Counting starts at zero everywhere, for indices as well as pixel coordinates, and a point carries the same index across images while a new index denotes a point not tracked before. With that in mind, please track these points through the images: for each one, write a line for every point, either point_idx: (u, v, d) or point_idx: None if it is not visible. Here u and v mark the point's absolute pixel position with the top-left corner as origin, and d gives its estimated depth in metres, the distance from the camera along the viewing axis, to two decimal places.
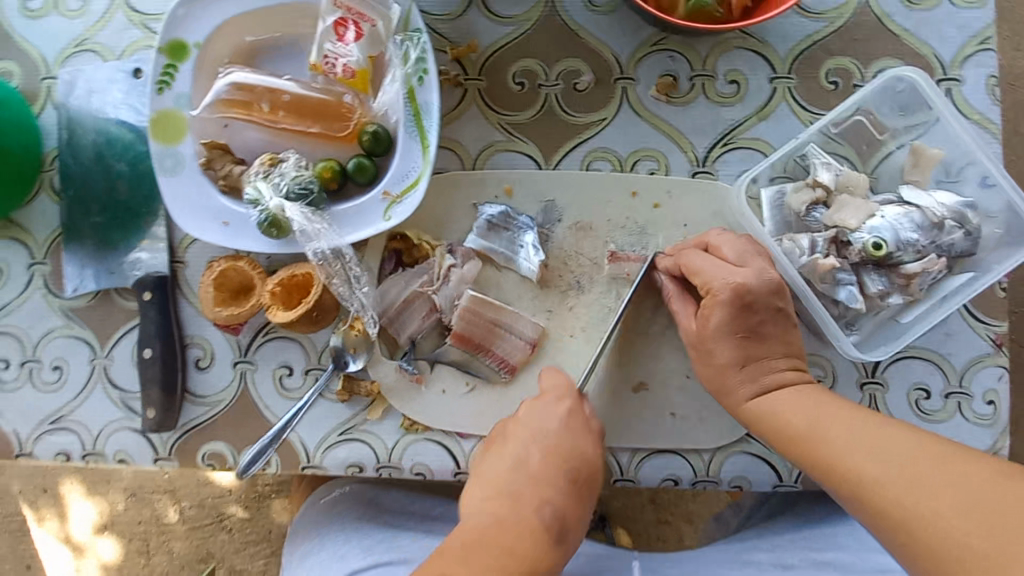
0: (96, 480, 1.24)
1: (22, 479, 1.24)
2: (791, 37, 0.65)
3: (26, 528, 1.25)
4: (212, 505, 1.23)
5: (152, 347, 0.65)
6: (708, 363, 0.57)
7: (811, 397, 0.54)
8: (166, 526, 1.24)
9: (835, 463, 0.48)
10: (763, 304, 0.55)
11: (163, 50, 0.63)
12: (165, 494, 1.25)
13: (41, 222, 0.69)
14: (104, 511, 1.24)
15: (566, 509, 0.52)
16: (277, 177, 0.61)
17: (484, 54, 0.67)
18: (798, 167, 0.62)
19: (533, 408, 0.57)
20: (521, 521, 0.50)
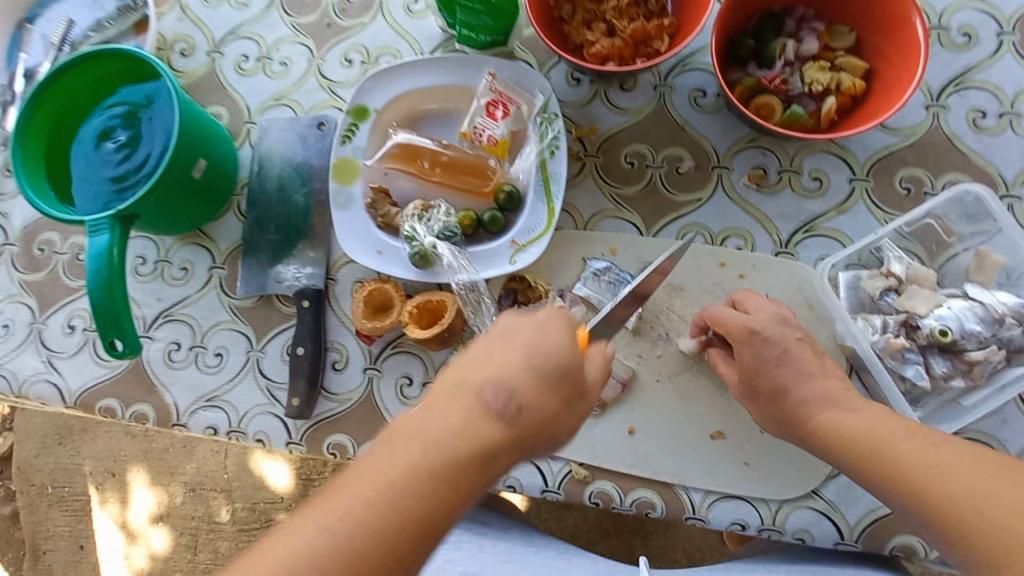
0: (161, 472, 1.36)
1: (93, 460, 1.37)
2: (870, 146, 0.77)
3: (89, 508, 1.36)
4: (263, 510, 1.31)
5: (304, 346, 0.77)
6: (782, 419, 0.64)
7: (876, 413, 0.59)
8: (215, 524, 1.34)
9: (900, 477, 0.53)
10: (783, 335, 0.64)
11: (350, 112, 0.79)
12: (220, 494, 1.34)
13: (225, 235, 0.85)
14: (162, 502, 1.35)
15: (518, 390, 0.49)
16: (429, 220, 0.75)
17: (602, 136, 0.81)
18: (872, 257, 0.72)
19: (516, 319, 0.54)
20: (462, 440, 0.46)
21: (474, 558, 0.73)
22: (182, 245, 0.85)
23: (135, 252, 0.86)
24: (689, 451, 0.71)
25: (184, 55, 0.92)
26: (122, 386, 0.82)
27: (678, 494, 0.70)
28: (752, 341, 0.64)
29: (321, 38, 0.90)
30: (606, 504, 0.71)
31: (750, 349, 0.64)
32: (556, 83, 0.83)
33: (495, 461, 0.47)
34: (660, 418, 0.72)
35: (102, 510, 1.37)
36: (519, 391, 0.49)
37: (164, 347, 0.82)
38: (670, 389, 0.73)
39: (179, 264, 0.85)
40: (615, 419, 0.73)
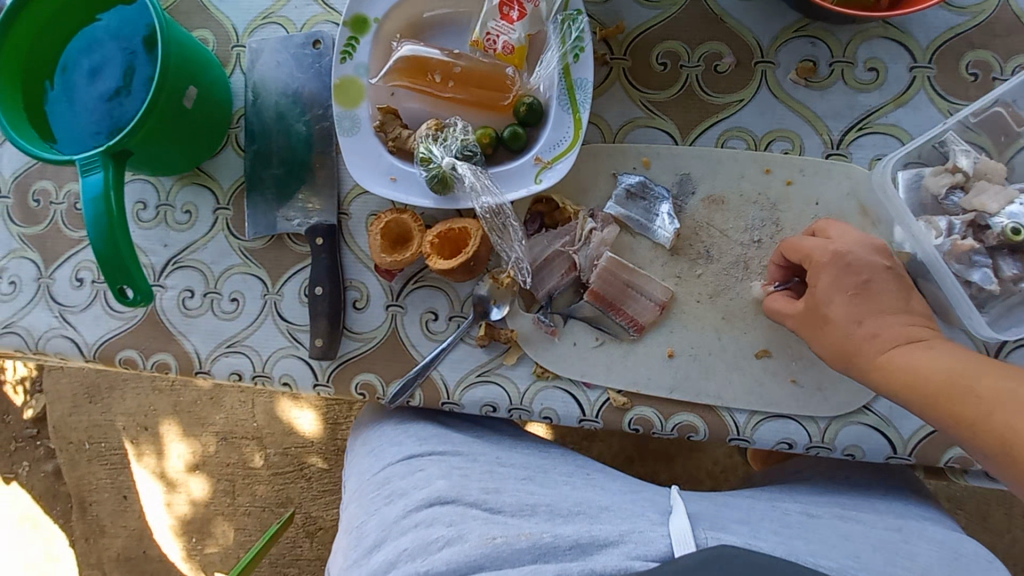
0: (191, 423, 1.38)
1: (126, 416, 1.39)
2: (933, 29, 0.68)
3: (128, 461, 1.39)
4: (295, 454, 1.34)
5: (323, 286, 0.73)
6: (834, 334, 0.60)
7: (962, 355, 0.55)
8: (251, 470, 1.36)
9: (979, 426, 0.51)
10: (868, 266, 0.60)
11: (348, 23, 0.71)
12: (252, 441, 1.36)
13: (226, 173, 0.79)
14: (196, 452, 1.38)
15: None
16: (445, 139, 0.68)
17: (630, 35, 0.72)
18: (934, 153, 0.65)
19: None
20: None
21: (494, 472, 0.70)
22: (182, 186, 0.80)
23: (134, 197, 0.81)
24: (733, 370, 0.68)
25: None
26: (139, 337, 0.79)
27: (721, 416, 0.68)
28: (834, 266, 0.60)
29: None
30: (646, 429, 0.69)
31: (830, 271, 0.60)
32: None
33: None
34: (702, 339, 0.68)
35: (139, 463, 1.39)
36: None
37: (177, 294, 0.78)
38: (712, 309, 0.68)
39: (182, 208, 0.80)
40: (655, 343, 0.69)
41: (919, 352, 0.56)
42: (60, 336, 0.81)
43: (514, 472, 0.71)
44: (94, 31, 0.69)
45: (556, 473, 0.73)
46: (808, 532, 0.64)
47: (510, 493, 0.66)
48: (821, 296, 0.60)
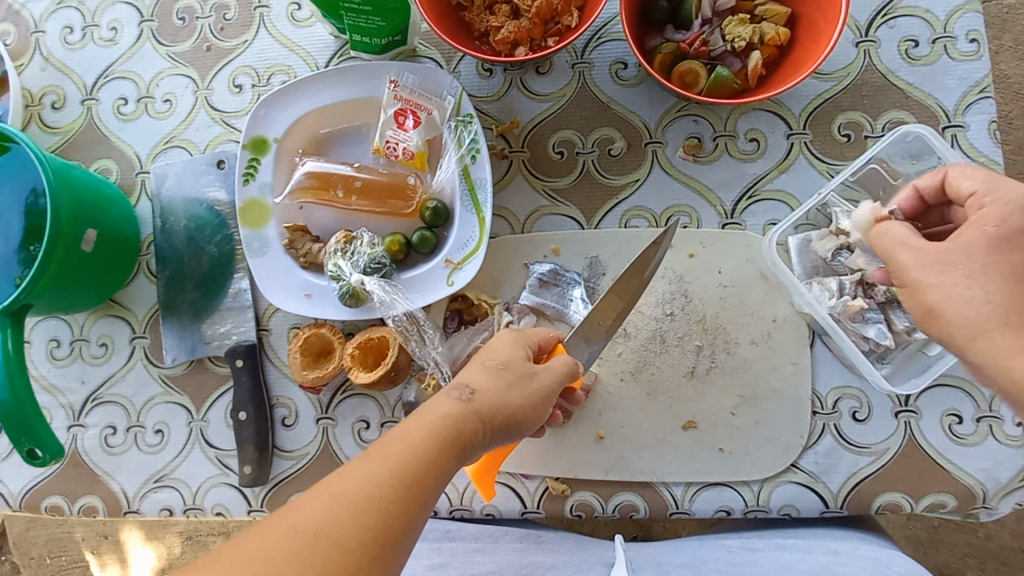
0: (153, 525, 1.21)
1: (84, 527, 1.23)
2: (804, 97, 0.72)
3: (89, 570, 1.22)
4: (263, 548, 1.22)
5: (246, 410, 0.72)
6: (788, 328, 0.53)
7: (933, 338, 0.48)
8: None
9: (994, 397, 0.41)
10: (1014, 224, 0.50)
11: (247, 146, 0.72)
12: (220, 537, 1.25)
13: (140, 301, 0.78)
14: (161, 556, 1.19)
15: (479, 383, 0.51)
16: (353, 253, 0.69)
17: (525, 128, 0.75)
18: (820, 215, 0.68)
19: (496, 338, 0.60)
20: (430, 417, 0.47)
21: (439, 548, 0.67)
22: (96, 319, 0.78)
23: (47, 336, 0.79)
24: (662, 446, 0.69)
25: (55, 108, 0.84)
26: (64, 482, 0.76)
27: (659, 492, 0.68)
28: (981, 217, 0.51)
29: (203, 66, 0.81)
30: (588, 514, 0.68)
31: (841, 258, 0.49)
32: (466, 78, 0.76)
33: (473, 432, 0.48)
34: (631, 418, 0.69)
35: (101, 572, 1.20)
36: (474, 383, 0.51)
37: (99, 432, 0.76)
38: (635, 384, 0.70)
39: (97, 341, 0.78)
40: (586, 428, 0.70)
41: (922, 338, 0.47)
42: None
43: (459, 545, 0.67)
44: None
45: (507, 540, 0.68)
46: (749, 567, 0.61)
47: (455, 566, 0.64)
48: None
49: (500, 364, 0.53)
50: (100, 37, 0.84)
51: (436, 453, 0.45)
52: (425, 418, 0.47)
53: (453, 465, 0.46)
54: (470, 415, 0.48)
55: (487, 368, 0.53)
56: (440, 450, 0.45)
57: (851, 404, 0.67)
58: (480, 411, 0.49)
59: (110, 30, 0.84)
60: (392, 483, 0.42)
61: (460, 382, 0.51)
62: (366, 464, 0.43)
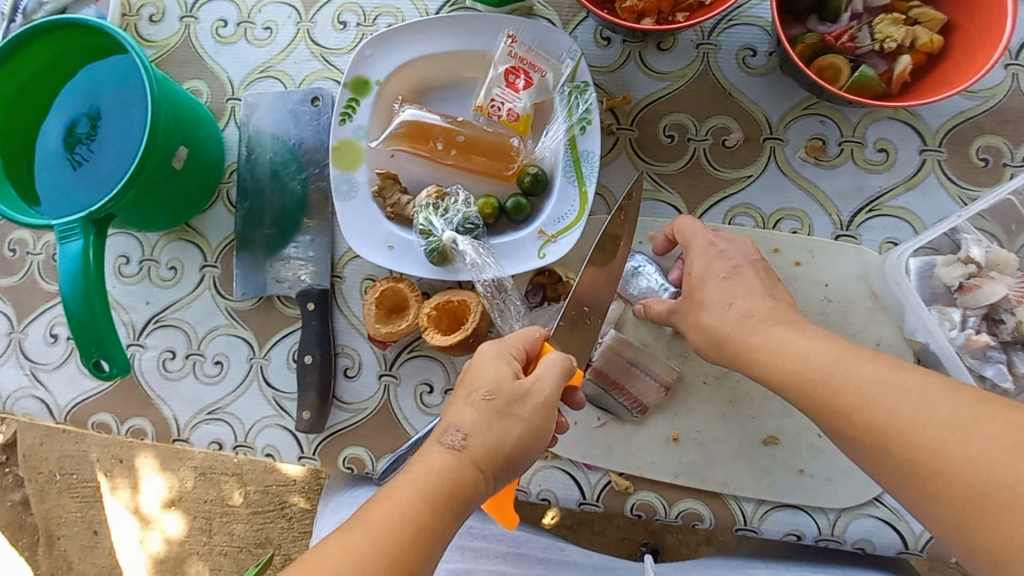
0: (169, 457, 1.25)
1: (100, 448, 1.25)
2: (944, 113, 0.67)
3: (99, 495, 1.25)
4: (276, 493, 1.22)
5: (312, 354, 0.70)
6: None
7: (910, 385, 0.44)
8: (229, 508, 1.24)
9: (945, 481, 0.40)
10: None
11: (349, 85, 0.69)
12: (232, 477, 1.24)
13: (215, 229, 0.76)
14: (172, 487, 1.23)
15: (468, 424, 0.49)
16: (446, 210, 0.66)
17: (637, 106, 0.71)
18: (945, 241, 0.63)
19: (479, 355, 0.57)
20: (418, 474, 0.47)
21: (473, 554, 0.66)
22: (169, 241, 0.77)
23: (117, 251, 0.77)
24: (738, 458, 0.65)
25: (152, 21, 0.82)
26: (116, 399, 0.75)
27: (727, 504, 0.65)
28: None
29: None
30: (649, 515, 0.65)
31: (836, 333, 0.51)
32: (584, 44, 0.72)
33: (466, 481, 0.47)
34: (708, 423, 0.66)
35: (113, 495, 1.25)
36: (461, 424, 0.49)
37: (158, 355, 0.75)
38: (717, 388, 0.66)
39: (167, 263, 0.76)
40: (658, 426, 0.67)
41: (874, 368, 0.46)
42: (30, 396, 0.76)
43: (484, 547, 0.73)
44: (77, 88, 0.66)
45: (530, 548, 0.74)
46: None
47: None
48: None
49: (487, 395, 0.50)
50: None
51: (426, 514, 0.45)
52: (405, 483, 0.47)
53: (443, 520, 0.45)
54: (460, 465, 0.48)
55: (472, 402, 0.50)
56: (431, 509, 0.45)
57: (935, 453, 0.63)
58: (470, 457, 0.48)
59: None
60: (381, 554, 0.43)
61: (445, 424, 0.50)
62: (344, 542, 0.43)
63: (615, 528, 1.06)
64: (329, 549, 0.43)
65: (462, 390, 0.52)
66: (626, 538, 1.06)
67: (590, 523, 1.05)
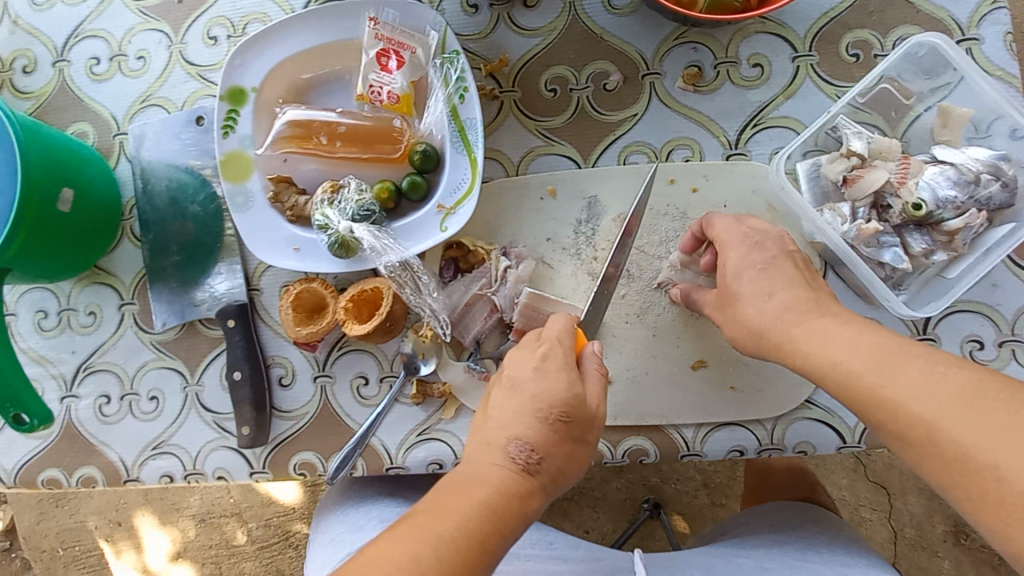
0: (167, 509, 1.22)
1: (97, 515, 1.22)
2: (808, 17, 0.68)
3: (105, 561, 1.22)
4: (278, 524, 1.19)
5: (241, 370, 0.70)
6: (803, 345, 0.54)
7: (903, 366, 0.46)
8: (235, 548, 1.21)
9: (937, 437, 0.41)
10: None
11: (225, 97, 0.68)
12: (232, 517, 1.21)
13: (125, 266, 0.76)
14: (177, 539, 1.21)
15: (539, 444, 0.48)
16: (341, 202, 0.66)
17: (516, 66, 0.71)
18: (829, 139, 0.65)
19: (520, 352, 0.55)
20: (485, 488, 0.46)
21: None
22: (83, 288, 0.76)
23: (34, 307, 0.76)
24: (672, 387, 0.67)
25: (26, 72, 0.81)
26: (60, 454, 0.74)
27: (669, 435, 0.66)
28: None
29: (176, 18, 0.77)
30: (597, 460, 0.66)
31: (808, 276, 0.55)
32: (451, 15, 0.72)
33: (532, 505, 0.47)
34: (637, 360, 0.67)
35: (119, 560, 1.22)
36: (535, 443, 0.48)
37: (93, 402, 0.74)
38: (638, 322, 0.67)
39: (85, 309, 0.76)
40: None
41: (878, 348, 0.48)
42: None
43: None
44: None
45: None
46: None
47: None
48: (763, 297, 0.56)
49: (562, 416, 0.50)
50: None
51: (492, 533, 0.43)
52: (469, 490, 0.45)
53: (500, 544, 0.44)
54: (524, 482, 0.47)
55: (544, 420, 0.50)
56: (490, 521, 0.44)
57: None
58: (539, 480, 0.48)
59: None
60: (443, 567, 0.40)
61: (512, 434, 0.49)
62: (408, 541, 0.41)
63: (614, 490, 1.07)
64: (382, 547, 0.42)
65: (520, 400, 0.51)
66: (628, 499, 1.06)
67: (589, 491, 1.07)
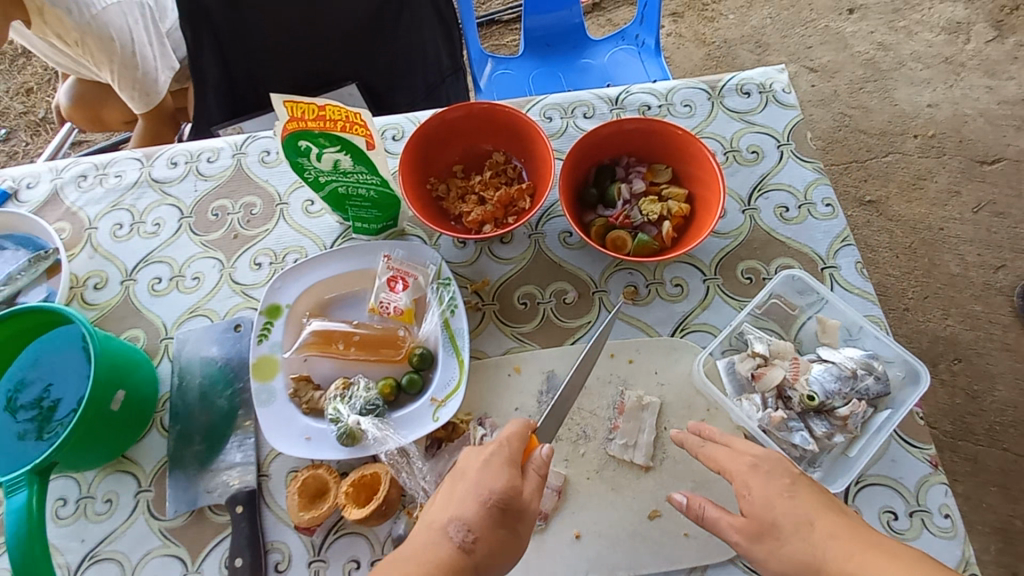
0: None
1: None
2: (710, 251, 0.92)
3: None
4: None
5: (242, 556, 0.75)
6: (749, 499, 0.65)
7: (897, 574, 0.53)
8: None
9: None
10: None
11: (264, 312, 0.86)
12: None
13: (148, 455, 0.85)
14: None
15: (474, 526, 0.60)
16: (351, 397, 0.79)
17: (495, 285, 0.92)
18: (739, 341, 0.83)
19: (474, 451, 0.66)
20: (424, 565, 0.57)
21: None
22: (105, 476, 0.84)
23: (55, 495, 0.83)
24: (637, 561, 0.74)
25: (97, 287, 0.99)
26: None
27: None
28: None
29: (229, 249, 0.99)
30: None
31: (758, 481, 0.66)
32: (445, 249, 0.95)
33: None
34: (603, 536, 0.75)
35: None
36: (472, 525, 0.59)
37: None
38: (602, 497, 0.78)
39: (103, 497, 0.83)
40: (560, 544, 0.75)
41: (869, 548, 0.57)
42: None
43: None
44: (15, 373, 0.80)
45: None
46: None
47: None
48: None
49: (499, 504, 0.61)
50: (145, 231, 1.04)
51: None
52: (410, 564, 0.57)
53: None
54: (461, 560, 0.58)
55: (483, 504, 0.61)
56: None
57: None
58: (473, 559, 0.58)
59: (153, 225, 1.04)
60: None
61: (451, 515, 0.60)
62: None
63: None
64: None
65: (464, 489, 0.62)
66: None
67: None
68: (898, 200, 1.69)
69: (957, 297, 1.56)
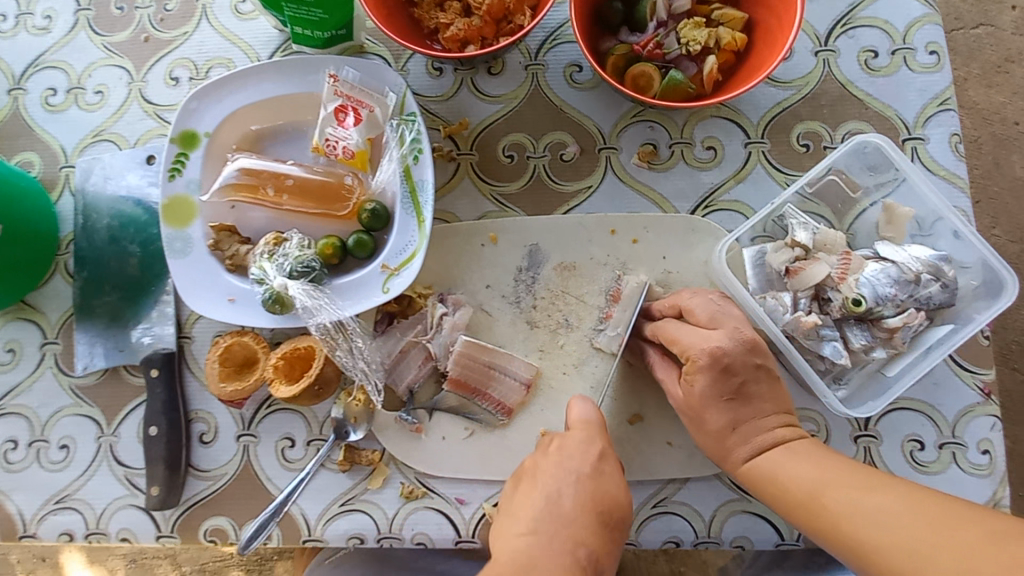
0: None
1: None
2: (761, 105, 0.69)
3: None
4: None
5: (158, 425, 0.66)
6: (702, 431, 0.57)
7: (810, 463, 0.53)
8: None
9: (835, 530, 0.49)
10: None
11: (175, 140, 0.67)
12: None
13: (53, 303, 0.72)
14: None
15: None
16: (281, 256, 0.64)
17: (475, 130, 0.72)
18: (776, 228, 0.65)
19: (546, 468, 0.55)
20: None
21: None
22: (5, 323, 0.72)
23: None
24: None
25: None
26: None
27: None
28: None
29: (138, 57, 0.77)
30: None
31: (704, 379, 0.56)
32: (415, 77, 0.73)
33: None
34: None
35: None
36: None
37: None
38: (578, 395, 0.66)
39: (4, 346, 0.71)
40: (524, 439, 0.66)
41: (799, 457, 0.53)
42: None
43: None
44: None
45: None
46: None
47: None
48: (698, 379, 0.56)
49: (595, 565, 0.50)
50: (33, 26, 0.80)
51: None
52: None
53: None
54: None
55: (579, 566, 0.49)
56: None
57: (809, 428, 0.63)
58: None
59: (43, 18, 0.80)
60: None
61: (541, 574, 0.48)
62: None
63: None
64: None
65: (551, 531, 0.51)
66: None
67: None
68: (974, 84, 1.03)
69: (1014, 207, 1.01)
